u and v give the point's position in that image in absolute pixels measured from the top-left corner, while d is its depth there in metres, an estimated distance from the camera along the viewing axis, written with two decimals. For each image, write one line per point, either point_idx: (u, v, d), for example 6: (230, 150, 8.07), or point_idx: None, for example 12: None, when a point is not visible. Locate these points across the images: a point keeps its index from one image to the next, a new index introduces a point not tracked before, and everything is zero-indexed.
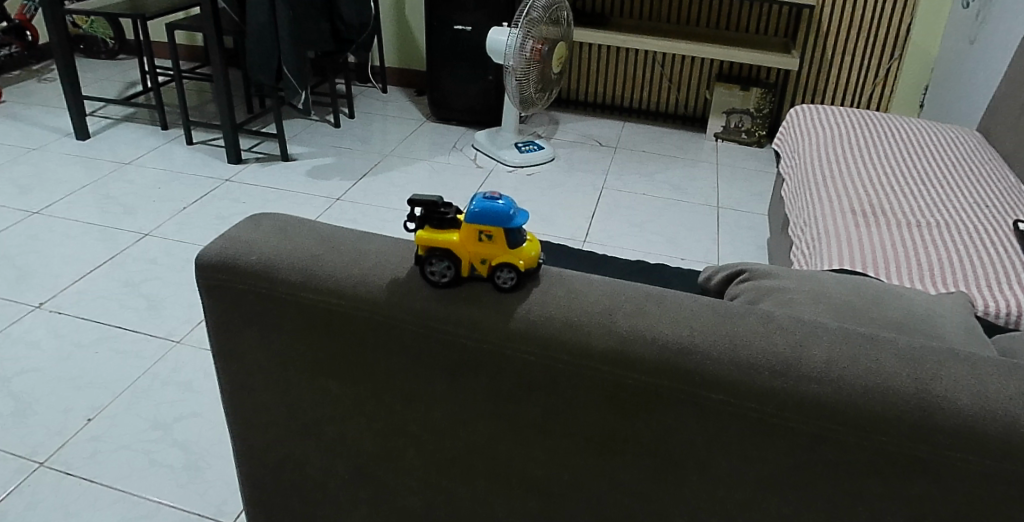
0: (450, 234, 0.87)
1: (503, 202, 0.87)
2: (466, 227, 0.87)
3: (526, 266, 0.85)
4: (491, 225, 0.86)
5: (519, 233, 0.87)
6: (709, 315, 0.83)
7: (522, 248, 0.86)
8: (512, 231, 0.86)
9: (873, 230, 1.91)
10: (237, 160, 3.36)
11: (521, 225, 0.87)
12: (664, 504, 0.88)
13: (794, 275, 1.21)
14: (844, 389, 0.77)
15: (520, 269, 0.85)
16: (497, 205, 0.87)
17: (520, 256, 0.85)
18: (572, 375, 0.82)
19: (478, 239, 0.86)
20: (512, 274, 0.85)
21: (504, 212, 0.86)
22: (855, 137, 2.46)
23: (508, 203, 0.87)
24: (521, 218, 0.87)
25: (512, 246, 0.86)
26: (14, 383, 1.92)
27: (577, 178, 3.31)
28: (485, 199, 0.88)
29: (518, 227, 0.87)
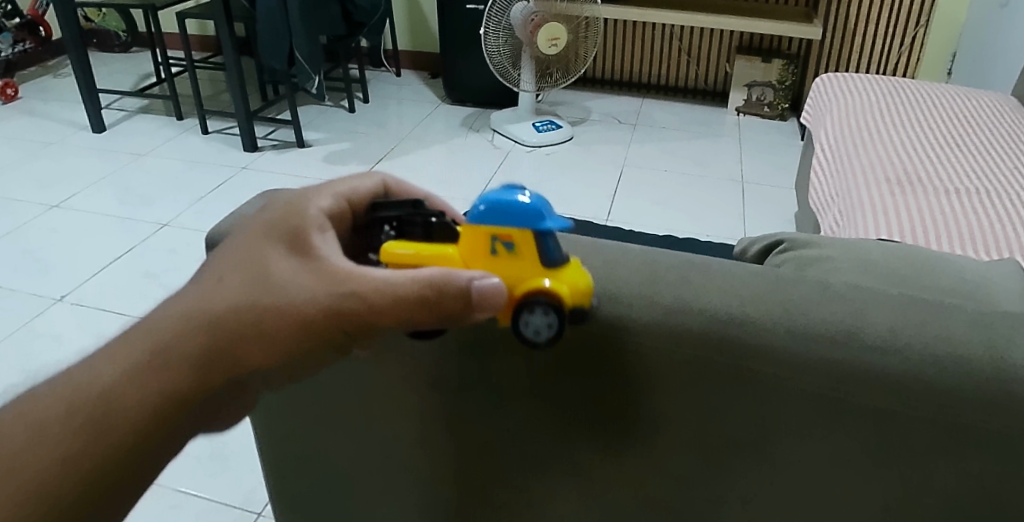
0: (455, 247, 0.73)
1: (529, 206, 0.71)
2: (478, 238, 0.72)
3: (554, 301, 0.70)
4: (510, 235, 0.71)
5: (550, 244, 0.71)
6: (760, 284, 0.76)
7: (553, 266, 0.72)
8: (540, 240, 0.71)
9: (909, 200, 1.82)
10: (253, 147, 3.32)
11: (551, 232, 0.72)
12: (714, 488, 0.81)
13: (836, 242, 1.14)
14: (911, 360, 0.70)
15: (546, 304, 0.70)
16: (520, 209, 0.71)
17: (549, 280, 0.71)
18: (611, 351, 0.76)
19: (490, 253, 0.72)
20: (538, 310, 0.71)
21: (531, 217, 0.71)
22: (886, 104, 2.36)
23: (531, 200, 0.72)
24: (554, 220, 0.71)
25: (541, 262, 0.71)
26: (41, 375, 1.95)
27: (598, 156, 3.24)
28: (507, 200, 0.72)
29: (550, 235, 0.71)
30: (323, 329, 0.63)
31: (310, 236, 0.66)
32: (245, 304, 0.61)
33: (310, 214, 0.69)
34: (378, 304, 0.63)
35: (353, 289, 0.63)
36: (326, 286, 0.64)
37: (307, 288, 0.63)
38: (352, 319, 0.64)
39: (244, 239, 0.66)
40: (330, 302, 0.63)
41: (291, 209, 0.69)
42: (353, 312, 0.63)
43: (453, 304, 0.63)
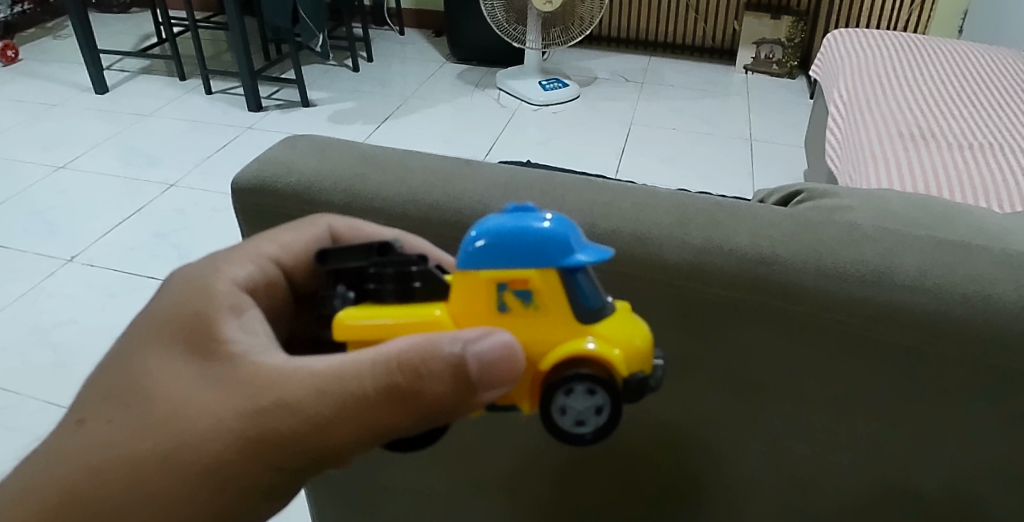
0: (455, 302, 0.61)
1: (548, 238, 0.59)
2: (487, 287, 0.60)
3: (599, 371, 0.60)
4: (528, 280, 0.59)
5: (580, 291, 0.61)
6: (790, 225, 0.76)
7: (586, 321, 0.61)
8: (564, 283, 0.59)
9: (922, 153, 1.80)
10: (257, 108, 3.29)
11: (581, 271, 0.60)
12: (738, 432, 0.82)
13: (856, 193, 1.08)
14: (941, 298, 0.70)
15: (590, 376, 0.60)
16: (538, 246, 0.59)
17: (593, 342, 0.61)
18: (641, 292, 0.77)
19: (504, 311, 0.60)
20: (578, 384, 0.60)
21: (550, 256, 0.59)
22: (900, 59, 2.32)
23: (554, 232, 0.59)
24: (585, 257, 0.59)
25: (573, 317, 0.61)
26: (53, 333, 1.97)
27: (605, 115, 3.21)
28: (519, 233, 0.59)
29: (576, 278, 0.60)
30: (257, 453, 0.59)
31: (221, 324, 0.62)
32: (156, 425, 0.59)
33: (223, 297, 0.65)
34: (309, 418, 0.58)
35: (268, 390, 0.59)
36: (233, 390, 0.59)
37: (223, 409, 0.59)
38: (283, 438, 0.59)
39: (143, 341, 0.64)
40: (241, 412, 0.59)
41: (199, 295, 0.65)
42: (282, 431, 0.59)
43: (430, 391, 0.57)
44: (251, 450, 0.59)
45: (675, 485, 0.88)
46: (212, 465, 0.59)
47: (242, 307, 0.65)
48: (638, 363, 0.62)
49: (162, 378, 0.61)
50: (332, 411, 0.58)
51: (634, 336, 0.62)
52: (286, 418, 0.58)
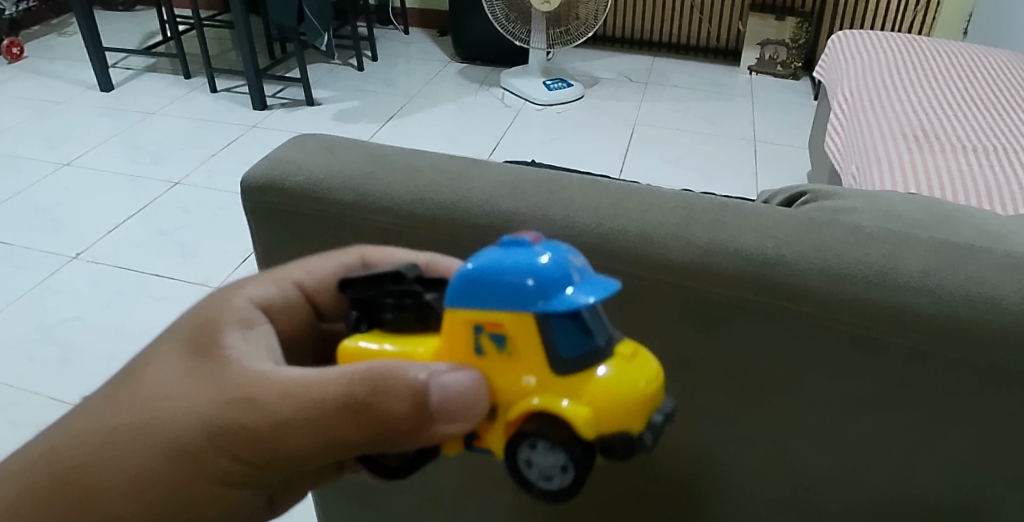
0: (441, 338, 0.59)
1: (530, 280, 0.53)
2: (466, 324, 0.57)
3: (557, 431, 0.54)
4: (502, 323, 0.55)
5: (563, 342, 0.55)
6: (794, 226, 0.76)
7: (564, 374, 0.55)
8: (541, 332, 0.54)
9: (925, 155, 1.80)
10: (262, 106, 3.30)
11: (564, 321, 0.54)
12: (743, 430, 0.83)
13: (861, 194, 1.08)
14: (945, 299, 0.71)
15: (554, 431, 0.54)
16: (516, 287, 0.54)
17: (566, 400, 0.55)
18: (646, 291, 0.78)
19: (481, 353, 0.57)
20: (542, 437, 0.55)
21: (526, 301, 0.54)
22: (904, 61, 2.31)
23: (538, 273, 0.53)
24: (564, 307, 0.53)
25: (549, 368, 0.55)
26: (59, 330, 1.98)
27: (609, 115, 3.22)
28: (503, 270, 0.54)
29: (557, 327, 0.54)
30: (214, 451, 0.61)
31: (223, 330, 0.65)
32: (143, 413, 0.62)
33: (235, 310, 0.68)
34: (266, 426, 0.59)
35: (244, 389, 0.60)
36: (213, 385, 0.61)
37: (200, 402, 0.61)
38: (244, 442, 0.60)
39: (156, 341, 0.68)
40: (217, 407, 0.61)
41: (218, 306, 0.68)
42: (242, 435, 0.60)
43: (389, 407, 0.57)
44: (210, 449, 0.61)
45: (680, 483, 0.88)
46: (176, 453, 0.62)
47: (253, 324, 0.68)
48: (619, 420, 0.54)
49: (157, 373, 0.64)
50: (291, 422, 0.59)
51: (627, 388, 0.55)
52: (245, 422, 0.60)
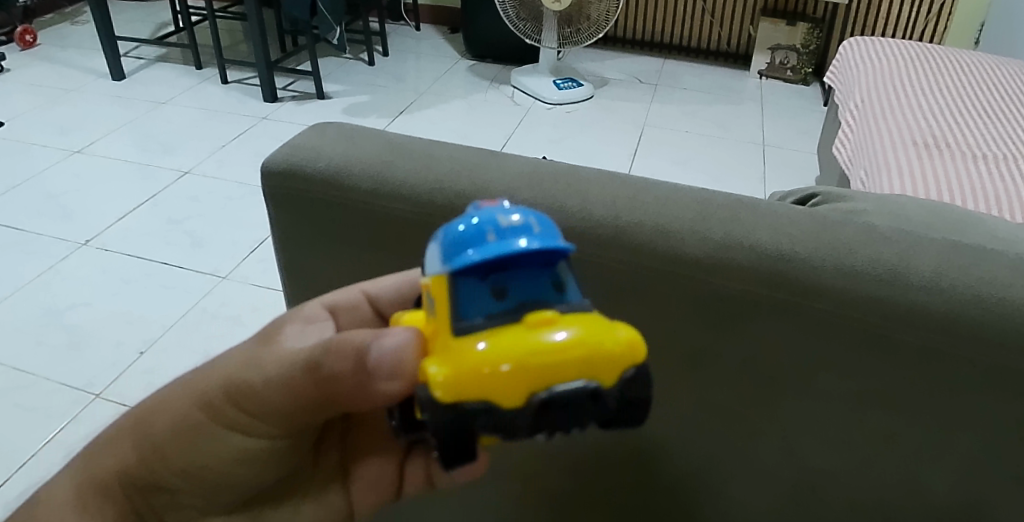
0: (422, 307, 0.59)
1: (460, 229, 0.52)
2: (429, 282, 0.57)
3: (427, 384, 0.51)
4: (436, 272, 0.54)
5: (471, 302, 0.52)
6: (808, 223, 0.77)
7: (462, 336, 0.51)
8: (453, 284, 0.52)
9: (935, 162, 1.80)
10: (272, 98, 3.31)
11: (477, 277, 0.52)
12: (753, 424, 0.84)
13: (870, 197, 1.09)
14: (956, 299, 0.72)
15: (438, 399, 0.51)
16: (451, 236, 0.53)
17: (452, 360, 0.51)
18: (661, 283, 0.79)
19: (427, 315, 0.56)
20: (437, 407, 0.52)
21: (448, 248, 0.53)
22: (915, 69, 2.31)
23: (469, 226, 0.52)
24: (470, 258, 0.51)
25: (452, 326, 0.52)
26: (67, 316, 1.99)
27: (618, 115, 3.22)
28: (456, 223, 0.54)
29: (468, 283, 0.52)
30: (223, 399, 0.66)
31: (289, 316, 0.68)
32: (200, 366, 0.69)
33: (309, 307, 0.70)
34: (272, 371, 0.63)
35: (269, 346, 0.65)
36: (250, 343, 0.67)
37: (235, 353, 0.67)
38: (243, 397, 0.65)
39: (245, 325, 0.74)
40: (244, 357, 0.66)
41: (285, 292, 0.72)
42: (241, 391, 0.65)
43: (335, 365, 0.60)
44: (221, 399, 0.66)
45: (686, 476, 0.89)
46: (196, 400, 0.67)
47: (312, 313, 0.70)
48: (508, 393, 0.49)
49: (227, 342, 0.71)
50: (294, 368, 0.62)
51: (524, 360, 0.49)
52: (249, 378, 0.64)
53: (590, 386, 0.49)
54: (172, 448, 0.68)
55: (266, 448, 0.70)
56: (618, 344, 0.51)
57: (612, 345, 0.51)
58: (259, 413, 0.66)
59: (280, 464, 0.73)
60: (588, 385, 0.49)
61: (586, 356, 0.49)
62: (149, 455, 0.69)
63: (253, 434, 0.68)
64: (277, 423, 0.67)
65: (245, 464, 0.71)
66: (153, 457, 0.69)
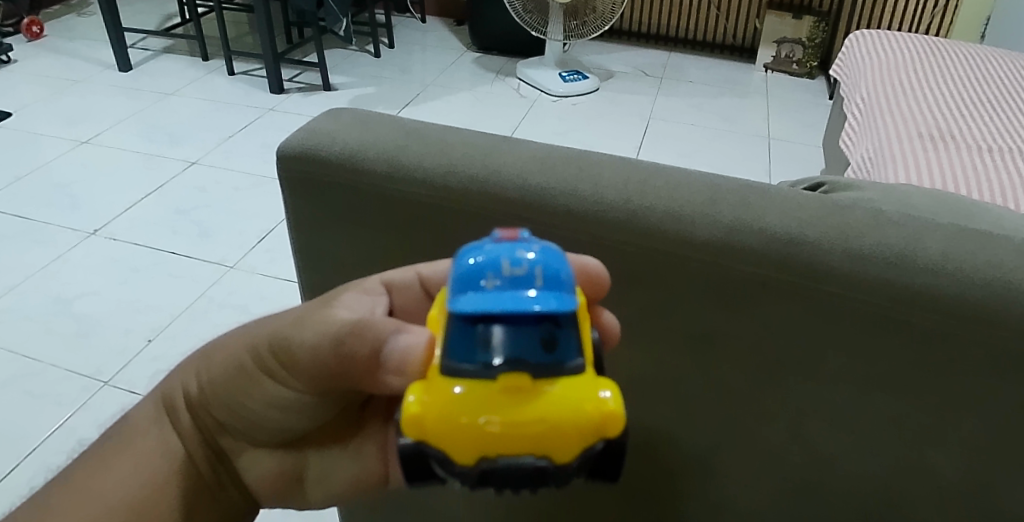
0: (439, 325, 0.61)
1: (470, 272, 0.53)
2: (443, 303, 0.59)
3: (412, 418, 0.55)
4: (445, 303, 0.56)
5: (466, 348, 0.53)
6: (817, 207, 0.78)
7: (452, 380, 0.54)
8: (451, 325, 0.54)
9: (941, 153, 1.80)
10: (279, 90, 3.32)
11: (475, 325, 0.52)
12: (761, 407, 0.85)
13: (876, 186, 1.09)
14: (962, 281, 0.73)
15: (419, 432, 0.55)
16: (462, 274, 0.54)
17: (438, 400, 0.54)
18: (671, 266, 0.80)
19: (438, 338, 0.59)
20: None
21: (457, 287, 0.54)
22: (922, 61, 2.31)
23: (479, 272, 0.53)
24: (469, 310, 0.52)
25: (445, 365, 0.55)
26: (76, 304, 2.01)
27: (624, 108, 3.23)
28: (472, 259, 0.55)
29: (465, 328, 0.53)
30: (266, 351, 0.69)
31: (346, 290, 0.70)
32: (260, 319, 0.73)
33: (367, 284, 0.72)
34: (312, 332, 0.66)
35: (317, 311, 0.67)
36: (304, 305, 0.70)
37: (289, 312, 0.70)
38: (280, 351, 0.68)
39: None
40: (294, 316, 0.69)
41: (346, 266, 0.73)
42: (279, 345, 0.68)
43: (356, 350, 0.64)
44: (264, 347, 0.69)
45: (695, 458, 0.91)
46: (245, 349, 0.71)
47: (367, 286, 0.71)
48: (466, 450, 0.52)
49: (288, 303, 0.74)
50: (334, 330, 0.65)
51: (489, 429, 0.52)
52: (288, 336, 0.67)
53: (542, 461, 0.52)
54: (223, 388, 0.72)
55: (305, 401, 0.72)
56: (588, 419, 0.52)
57: (588, 417, 0.52)
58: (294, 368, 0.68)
59: (323, 414, 0.75)
60: (540, 462, 0.52)
61: (548, 431, 0.52)
62: (207, 393, 0.73)
63: (289, 388, 0.70)
64: (312, 381, 0.69)
65: (286, 414, 0.73)
66: (210, 393, 0.73)
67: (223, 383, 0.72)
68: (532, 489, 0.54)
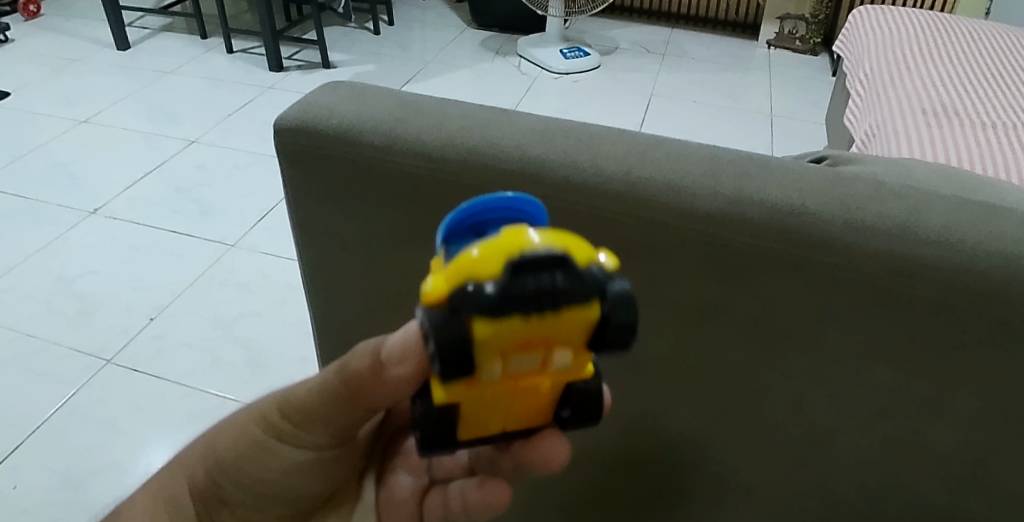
0: None
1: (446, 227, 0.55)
2: None
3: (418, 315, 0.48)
4: None
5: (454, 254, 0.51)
6: (819, 179, 0.78)
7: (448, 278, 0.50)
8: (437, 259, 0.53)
9: (944, 129, 1.79)
10: (278, 68, 3.30)
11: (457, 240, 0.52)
12: (761, 380, 0.85)
13: (877, 160, 1.08)
14: (965, 253, 0.72)
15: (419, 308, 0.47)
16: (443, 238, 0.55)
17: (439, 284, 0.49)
18: (673, 238, 0.80)
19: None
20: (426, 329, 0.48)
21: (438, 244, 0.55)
22: (926, 37, 2.29)
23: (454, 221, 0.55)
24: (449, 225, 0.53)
25: None
26: (77, 283, 2.00)
27: (625, 85, 3.21)
28: None
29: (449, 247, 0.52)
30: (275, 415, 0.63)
31: None
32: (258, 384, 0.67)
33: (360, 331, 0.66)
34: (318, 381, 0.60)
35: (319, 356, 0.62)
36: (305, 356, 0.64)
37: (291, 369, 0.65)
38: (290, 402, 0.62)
39: None
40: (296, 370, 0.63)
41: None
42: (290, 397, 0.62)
43: (357, 363, 0.57)
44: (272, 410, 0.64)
45: (696, 431, 0.91)
46: (253, 415, 0.65)
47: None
48: (478, 278, 0.46)
49: None
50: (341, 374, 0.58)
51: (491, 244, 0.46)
52: (295, 387, 0.62)
53: (557, 254, 0.45)
54: (231, 466, 0.66)
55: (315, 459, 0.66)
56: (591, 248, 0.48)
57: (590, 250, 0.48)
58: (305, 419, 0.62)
59: (339, 471, 0.69)
60: (555, 252, 0.45)
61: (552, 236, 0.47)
62: (211, 472, 0.67)
63: (302, 443, 0.64)
64: (327, 431, 0.63)
65: (301, 477, 0.67)
66: (215, 471, 0.67)
67: (228, 455, 0.66)
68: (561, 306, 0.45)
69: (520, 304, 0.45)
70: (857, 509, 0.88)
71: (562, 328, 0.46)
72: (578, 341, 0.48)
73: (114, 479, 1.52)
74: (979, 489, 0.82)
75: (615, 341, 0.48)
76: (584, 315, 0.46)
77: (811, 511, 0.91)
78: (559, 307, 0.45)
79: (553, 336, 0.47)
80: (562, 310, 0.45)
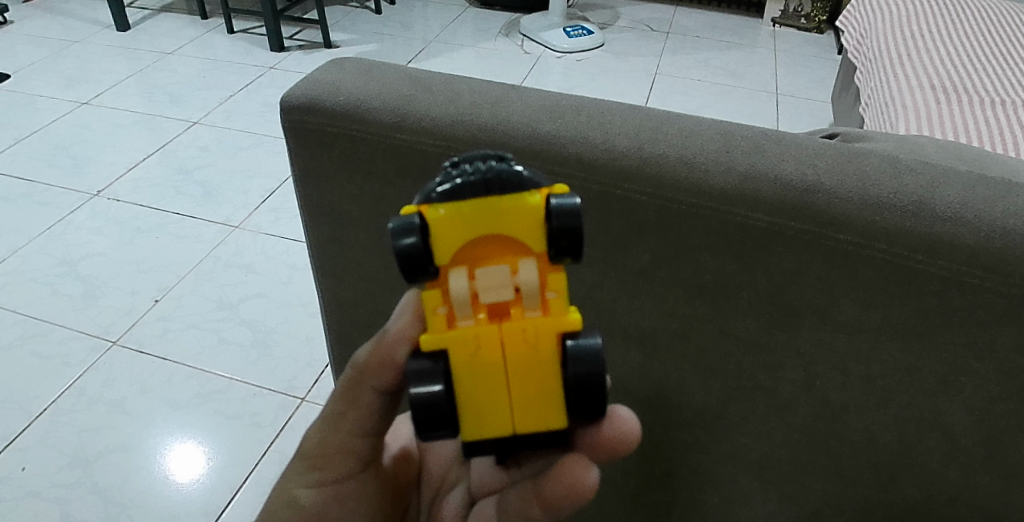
0: None
1: None
2: None
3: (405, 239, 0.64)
4: None
5: None
6: (834, 154, 0.77)
7: None
8: None
9: (952, 107, 1.74)
10: (279, 48, 3.28)
11: None
12: (774, 357, 0.84)
13: (891, 137, 1.07)
14: (982, 230, 0.71)
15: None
16: None
17: None
18: (687, 216, 0.79)
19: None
20: None
21: None
22: (935, 10, 2.25)
23: None
24: None
25: None
26: (81, 266, 2.00)
27: (630, 63, 3.18)
28: None
29: None
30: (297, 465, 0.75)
31: None
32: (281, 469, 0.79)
33: None
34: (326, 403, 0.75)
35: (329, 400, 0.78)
36: None
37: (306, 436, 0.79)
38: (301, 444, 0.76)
39: None
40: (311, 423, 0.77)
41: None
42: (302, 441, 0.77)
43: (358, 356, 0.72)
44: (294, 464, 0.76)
45: (707, 410, 0.91)
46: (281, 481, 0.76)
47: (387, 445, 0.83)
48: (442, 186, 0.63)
49: None
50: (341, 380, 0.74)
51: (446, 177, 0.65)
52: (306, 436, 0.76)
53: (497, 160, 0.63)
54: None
55: (329, 499, 0.74)
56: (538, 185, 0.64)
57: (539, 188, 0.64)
58: (311, 449, 0.75)
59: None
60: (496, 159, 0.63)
61: None
62: None
63: (311, 480, 0.74)
64: (342, 455, 0.74)
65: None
66: None
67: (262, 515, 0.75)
68: (499, 186, 0.61)
69: (466, 190, 0.61)
70: (868, 487, 0.88)
71: (508, 222, 0.61)
72: (533, 249, 0.62)
73: (123, 460, 1.53)
74: (993, 468, 0.81)
75: (560, 240, 0.61)
76: (521, 204, 0.60)
77: (823, 490, 0.90)
78: (498, 193, 0.61)
79: (504, 236, 0.62)
80: (502, 198, 0.61)
